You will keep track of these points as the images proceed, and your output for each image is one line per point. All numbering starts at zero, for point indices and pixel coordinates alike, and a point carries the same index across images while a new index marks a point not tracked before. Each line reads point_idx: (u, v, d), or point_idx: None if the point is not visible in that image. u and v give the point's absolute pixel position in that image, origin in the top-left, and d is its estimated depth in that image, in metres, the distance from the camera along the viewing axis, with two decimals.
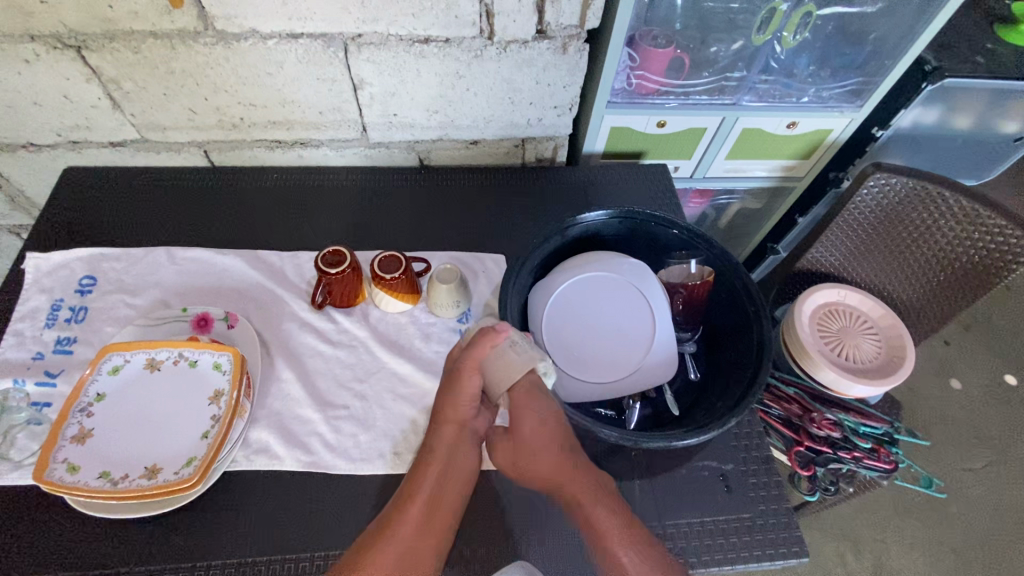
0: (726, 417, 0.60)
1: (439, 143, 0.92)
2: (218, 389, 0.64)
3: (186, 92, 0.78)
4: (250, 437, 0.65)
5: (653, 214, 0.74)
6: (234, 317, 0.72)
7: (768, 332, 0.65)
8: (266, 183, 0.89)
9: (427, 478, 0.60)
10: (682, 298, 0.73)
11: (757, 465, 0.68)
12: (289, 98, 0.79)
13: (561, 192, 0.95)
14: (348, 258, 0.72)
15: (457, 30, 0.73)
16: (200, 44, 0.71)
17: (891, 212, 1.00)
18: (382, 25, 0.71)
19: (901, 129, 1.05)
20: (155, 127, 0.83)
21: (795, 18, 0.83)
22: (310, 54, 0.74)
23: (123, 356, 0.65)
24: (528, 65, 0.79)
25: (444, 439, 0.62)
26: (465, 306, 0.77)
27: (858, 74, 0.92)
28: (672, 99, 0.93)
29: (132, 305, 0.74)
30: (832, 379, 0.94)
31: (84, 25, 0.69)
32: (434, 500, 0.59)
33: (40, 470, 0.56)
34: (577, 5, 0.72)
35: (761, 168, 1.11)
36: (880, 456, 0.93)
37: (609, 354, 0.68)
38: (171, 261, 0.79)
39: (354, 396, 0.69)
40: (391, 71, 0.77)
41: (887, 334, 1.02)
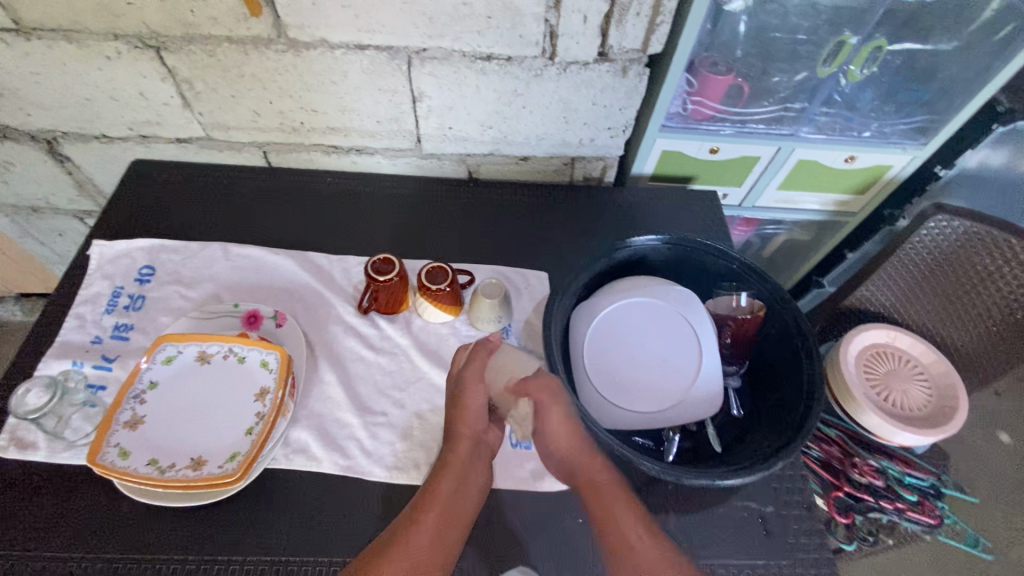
0: (773, 460, 0.59)
1: (490, 157, 0.93)
2: (265, 387, 0.66)
3: (253, 95, 0.80)
4: (291, 436, 0.66)
5: (703, 242, 0.73)
6: (283, 316, 0.74)
7: (818, 373, 0.63)
8: (320, 187, 0.92)
9: (441, 490, 0.60)
10: (730, 332, 0.72)
11: (799, 510, 0.66)
12: (350, 106, 0.82)
13: (608, 213, 0.94)
14: (397, 267, 0.73)
15: (520, 49, 0.74)
16: (272, 51, 0.74)
17: (952, 255, 0.96)
18: (447, 41, 0.73)
19: (964, 170, 1.01)
20: (221, 127, 0.86)
21: (864, 52, 0.82)
22: (374, 65, 0.75)
23: (176, 347, 0.67)
24: (586, 86, 0.79)
25: (462, 444, 0.64)
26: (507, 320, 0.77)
27: (924, 112, 0.90)
28: (727, 126, 0.92)
29: (187, 297, 0.77)
30: (876, 424, 0.91)
31: (166, 28, 0.72)
32: (452, 502, 0.60)
33: (94, 453, 0.58)
34: (641, 30, 0.72)
35: (813, 200, 1.08)
36: (924, 509, 0.90)
37: (652, 384, 0.67)
38: (225, 257, 0.81)
39: (393, 403, 0.70)
40: (450, 86, 0.78)
41: (938, 381, 0.98)
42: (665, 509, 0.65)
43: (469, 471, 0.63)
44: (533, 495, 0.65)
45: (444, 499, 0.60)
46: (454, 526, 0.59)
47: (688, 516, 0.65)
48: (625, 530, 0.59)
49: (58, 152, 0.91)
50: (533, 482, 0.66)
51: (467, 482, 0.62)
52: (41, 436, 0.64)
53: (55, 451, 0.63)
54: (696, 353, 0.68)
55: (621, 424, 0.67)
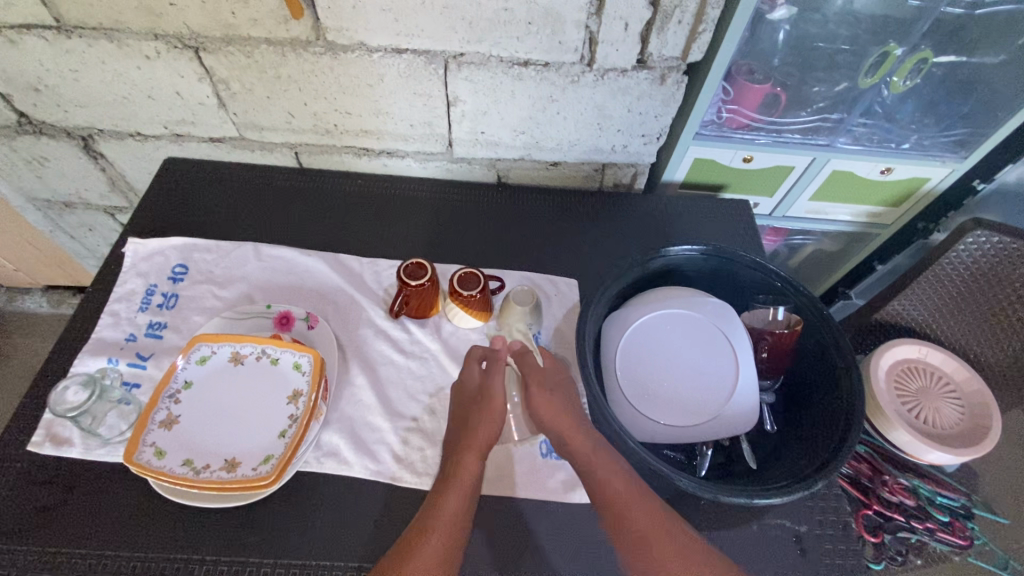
0: (813, 480, 0.58)
1: (520, 162, 0.92)
2: (298, 390, 0.66)
3: (288, 97, 0.80)
4: (322, 439, 0.66)
5: (740, 254, 0.72)
6: (315, 318, 0.74)
7: (859, 391, 0.62)
8: (350, 189, 0.92)
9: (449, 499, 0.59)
10: (767, 346, 0.70)
11: (834, 529, 0.65)
12: (384, 109, 0.81)
13: (639, 221, 0.93)
14: (429, 272, 0.73)
15: (558, 55, 0.73)
16: (310, 53, 0.74)
17: (991, 272, 0.93)
18: (485, 46, 0.72)
19: (1003, 185, 0.99)
20: (254, 127, 0.86)
21: (908, 64, 0.81)
22: (411, 69, 0.75)
23: (210, 347, 0.68)
24: (623, 93, 0.78)
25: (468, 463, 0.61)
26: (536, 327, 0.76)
27: (965, 125, 0.88)
28: (762, 135, 0.90)
29: (219, 296, 0.77)
30: (904, 441, 0.91)
31: (206, 28, 0.72)
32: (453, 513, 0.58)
33: (131, 452, 0.59)
34: (682, 38, 0.71)
35: (845, 212, 1.07)
36: (954, 530, 0.89)
37: (687, 397, 0.66)
38: (257, 257, 0.81)
39: (423, 409, 0.70)
40: (486, 92, 0.78)
41: (970, 399, 0.96)
42: (697, 524, 0.64)
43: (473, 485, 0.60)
44: (563, 506, 0.65)
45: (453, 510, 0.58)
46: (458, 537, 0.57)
47: (721, 533, 0.64)
48: (636, 518, 0.58)
49: (93, 148, 0.92)
50: (564, 492, 0.65)
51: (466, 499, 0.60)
52: (77, 433, 0.64)
53: (90, 448, 0.63)
54: (732, 366, 0.67)
55: (654, 438, 0.66)
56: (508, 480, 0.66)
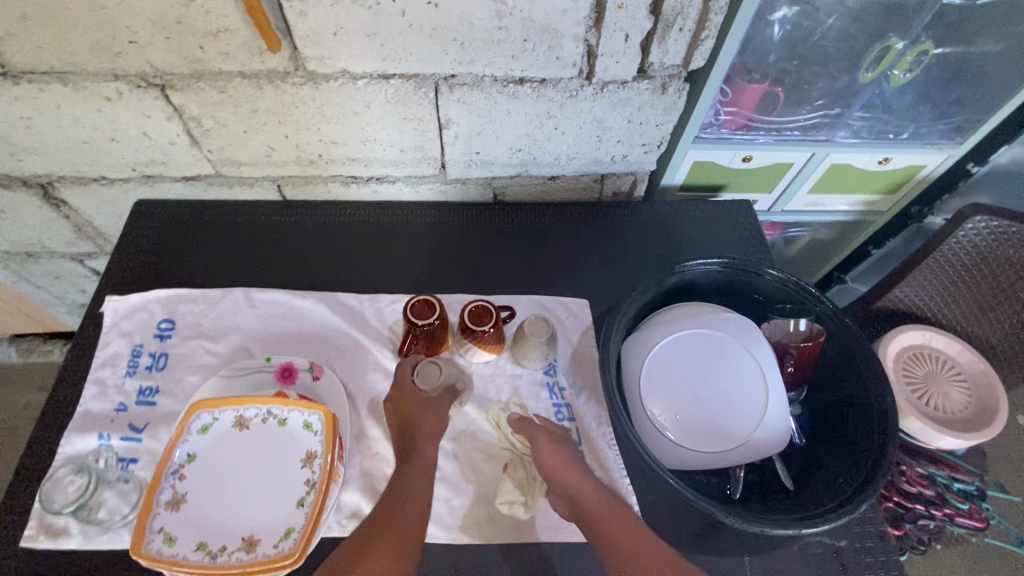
0: (855, 502, 0.57)
1: (516, 179, 0.88)
2: (311, 451, 0.62)
3: (267, 130, 0.75)
4: (342, 500, 0.63)
5: (756, 265, 0.70)
6: (319, 368, 0.70)
7: (893, 404, 0.61)
8: (340, 220, 0.87)
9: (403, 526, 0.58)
10: (792, 360, 0.68)
11: (873, 541, 0.64)
12: (371, 136, 0.76)
13: (642, 231, 0.91)
14: (438, 308, 0.69)
15: (556, 70, 0.69)
16: (289, 84, 0.68)
17: (990, 253, 0.93)
18: (478, 66, 0.68)
19: (997, 166, 0.99)
20: (231, 163, 0.80)
21: (908, 56, 0.79)
22: (399, 94, 0.70)
23: (211, 414, 0.63)
24: (623, 104, 0.75)
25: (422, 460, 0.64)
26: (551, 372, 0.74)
27: (962, 111, 0.87)
28: (761, 135, 0.88)
29: (213, 352, 0.72)
30: (917, 428, 0.91)
31: (172, 65, 0.66)
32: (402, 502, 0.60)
33: (138, 543, 0.54)
34: (683, 45, 0.68)
35: (842, 202, 1.06)
36: (972, 512, 0.90)
37: (719, 422, 0.64)
38: (248, 304, 0.76)
39: (444, 455, 0.66)
40: (480, 112, 0.74)
41: (977, 381, 0.98)
42: (737, 550, 0.63)
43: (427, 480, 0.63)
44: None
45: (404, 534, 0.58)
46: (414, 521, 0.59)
47: (762, 557, 0.63)
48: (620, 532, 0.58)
49: (54, 196, 0.85)
50: None
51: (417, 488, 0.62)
52: (74, 521, 0.59)
53: (90, 536, 0.58)
54: (760, 386, 0.65)
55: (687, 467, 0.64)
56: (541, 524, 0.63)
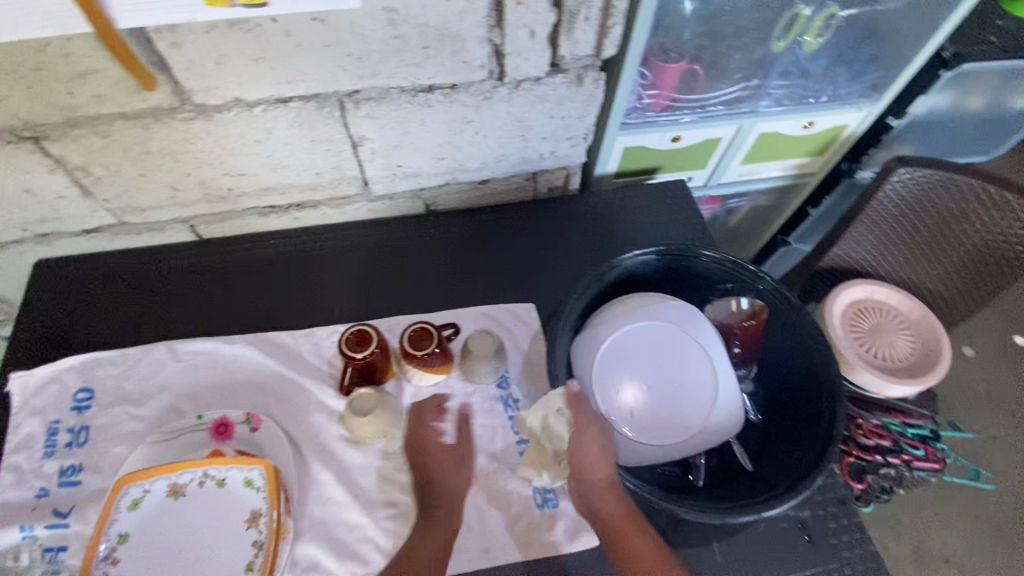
0: (810, 477, 0.57)
1: (446, 187, 0.85)
2: (255, 510, 0.58)
3: (166, 171, 0.69)
4: (297, 554, 0.59)
5: (693, 249, 0.70)
6: (257, 418, 0.66)
7: (837, 372, 0.61)
8: (266, 253, 0.82)
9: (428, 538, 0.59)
10: (739, 342, 0.69)
11: (837, 508, 0.65)
12: (282, 163, 0.72)
13: (582, 223, 0.89)
14: (375, 337, 0.66)
15: (465, 74, 0.66)
16: (178, 120, 0.63)
17: (917, 204, 0.96)
18: (381, 79, 0.64)
19: (916, 117, 1.01)
20: (134, 210, 0.75)
21: (817, 22, 0.79)
22: (302, 117, 0.66)
23: (141, 487, 0.58)
24: (541, 101, 0.72)
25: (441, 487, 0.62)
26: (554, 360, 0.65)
27: (876, 68, 0.88)
28: (686, 114, 0.88)
29: (139, 417, 0.67)
30: (870, 381, 0.94)
31: (42, 115, 0.59)
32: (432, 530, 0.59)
33: None
34: (592, 35, 0.65)
35: (775, 168, 1.07)
36: (928, 455, 0.92)
37: (673, 412, 0.63)
38: (174, 358, 0.71)
39: (401, 490, 0.64)
40: (394, 125, 0.70)
41: (920, 327, 1.01)
42: (706, 539, 0.63)
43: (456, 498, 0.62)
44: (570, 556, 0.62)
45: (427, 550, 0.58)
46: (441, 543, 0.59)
47: (731, 542, 0.63)
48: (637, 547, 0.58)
49: None
50: (568, 542, 0.62)
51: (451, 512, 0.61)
52: None
53: None
54: (710, 369, 0.64)
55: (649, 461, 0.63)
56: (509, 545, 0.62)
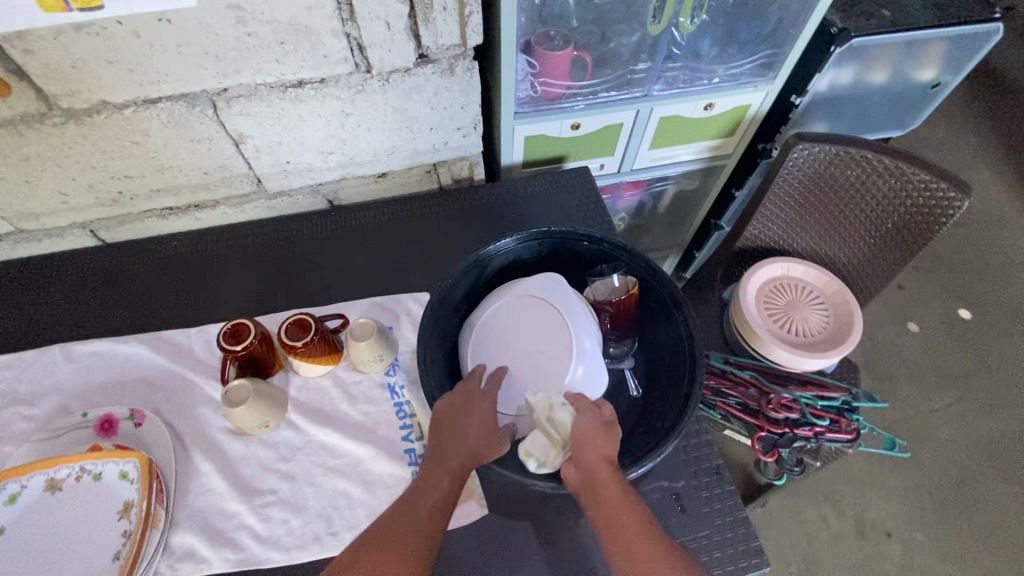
0: (666, 442, 0.59)
1: (345, 182, 0.87)
2: (129, 501, 0.60)
3: (49, 176, 0.71)
4: (173, 543, 0.61)
5: (569, 231, 0.71)
6: (141, 413, 0.67)
7: (698, 343, 0.63)
8: (166, 254, 0.83)
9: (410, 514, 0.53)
10: (609, 316, 0.70)
11: (709, 477, 0.66)
12: (167, 164, 0.74)
13: (484, 212, 0.90)
14: (252, 331, 0.67)
15: (330, 68, 0.67)
16: (49, 125, 0.65)
17: (821, 176, 0.97)
18: (246, 76, 0.65)
19: (818, 95, 1.03)
20: (28, 217, 0.76)
21: (688, 2, 0.79)
22: (175, 117, 0.68)
23: (18, 482, 0.60)
24: (418, 92, 0.74)
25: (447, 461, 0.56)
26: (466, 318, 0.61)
27: (765, 47, 0.90)
28: (579, 101, 0.89)
29: (28, 417, 0.68)
30: (785, 358, 0.94)
31: None
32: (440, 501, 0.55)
33: None
34: (453, 24, 0.67)
35: (688, 152, 1.08)
36: (841, 427, 0.93)
37: (540, 383, 0.63)
38: (67, 359, 0.73)
39: (281, 477, 0.65)
40: (271, 121, 0.72)
41: (834, 302, 1.02)
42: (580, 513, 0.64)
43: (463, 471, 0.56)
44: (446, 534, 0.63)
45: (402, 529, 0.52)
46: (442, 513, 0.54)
47: None
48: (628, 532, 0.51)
49: None
50: None
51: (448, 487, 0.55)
52: None
53: None
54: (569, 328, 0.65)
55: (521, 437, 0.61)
56: None
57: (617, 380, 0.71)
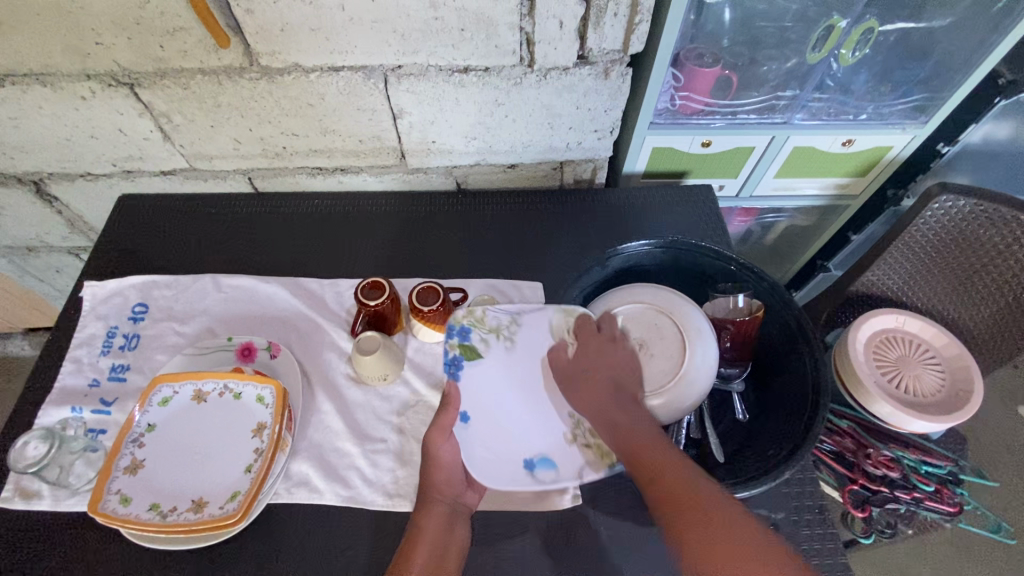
0: (779, 469, 0.58)
1: (477, 167, 0.91)
2: (262, 423, 0.65)
3: (232, 124, 0.79)
4: (292, 469, 0.66)
5: (698, 244, 0.72)
6: (277, 346, 0.73)
7: (825, 375, 0.62)
8: (308, 209, 0.91)
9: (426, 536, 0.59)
10: (730, 335, 0.69)
11: (811, 515, 0.65)
12: (330, 128, 0.80)
13: (604, 215, 0.92)
14: (388, 289, 0.72)
15: (497, 59, 0.72)
16: (246, 79, 0.72)
17: (960, 233, 0.90)
18: (422, 56, 0.71)
19: (970, 145, 0.98)
20: (203, 157, 0.86)
21: (854, 35, 0.79)
22: (350, 86, 0.74)
23: (171, 388, 0.67)
24: (568, 91, 0.77)
25: (431, 517, 0.60)
26: (479, 329, 0.70)
27: (922, 90, 0.87)
28: (717, 119, 0.89)
29: (181, 332, 0.76)
30: (887, 412, 0.87)
31: (137, 64, 0.71)
32: (438, 549, 0.59)
33: (95, 502, 0.58)
34: (620, 30, 0.70)
35: (814, 186, 1.06)
36: (942, 497, 0.87)
37: (643, 381, 0.64)
38: (217, 288, 0.81)
39: (392, 430, 0.69)
40: (430, 101, 0.77)
41: (951, 366, 0.94)
42: None
43: (450, 517, 0.61)
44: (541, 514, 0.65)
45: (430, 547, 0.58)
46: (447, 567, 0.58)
47: None
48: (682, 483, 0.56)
49: (45, 192, 0.92)
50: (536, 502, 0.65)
51: (445, 547, 0.59)
52: (44, 485, 0.64)
53: (59, 499, 0.63)
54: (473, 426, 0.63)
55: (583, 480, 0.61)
56: (480, 494, 0.65)
57: (722, 402, 0.71)
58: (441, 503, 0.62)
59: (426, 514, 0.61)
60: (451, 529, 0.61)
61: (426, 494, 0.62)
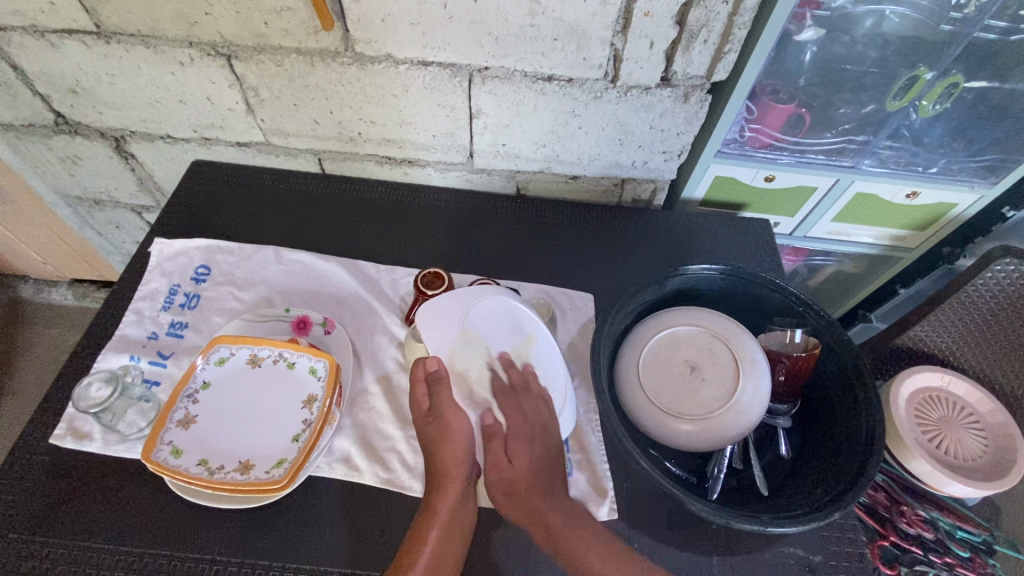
0: (829, 509, 0.57)
1: (540, 175, 0.93)
2: (312, 394, 0.67)
3: (314, 105, 0.82)
4: (334, 445, 0.67)
5: (759, 275, 0.72)
6: (332, 323, 0.75)
7: (880, 420, 0.61)
8: (370, 195, 0.93)
9: (442, 511, 0.60)
10: (785, 369, 0.70)
11: (849, 561, 0.64)
12: (407, 119, 0.83)
13: (660, 236, 0.92)
14: (446, 281, 0.74)
15: (582, 71, 0.74)
16: (338, 63, 0.75)
17: (1019, 301, 0.87)
18: (510, 61, 0.73)
19: None
20: (280, 133, 0.88)
21: (938, 87, 0.80)
22: (436, 81, 0.76)
23: (229, 349, 0.68)
24: (646, 110, 0.78)
25: (446, 497, 0.60)
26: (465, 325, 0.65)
27: (994, 151, 0.87)
28: (784, 155, 0.89)
29: (240, 299, 0.78)
30: (926, 473, 0.84)
31: (239, 37, 0.74)
32: (454, 526, 0.59)
33: (149, 450, 0.60)
34: (707, 57, 0.72)
35: (869, 234, 1.06)
36: (975, 566, 0.84)
37: (691, 404, 0.63)
38: (278, 261, 0.83)
39: None
40: (509, 105, 0.79)
41: (994, 431, 0.88)
42: (708, 549, 0.64)
43: (463, 497, 0.61)
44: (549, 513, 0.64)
45: (445, 517, 0.59)
46: (460, 547, 0.59)
47: (733, 559, 0.63)
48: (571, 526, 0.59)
49: (124, 149, 0.95)
50: None
51: (459, 531, 0.60)
52: (96, 428, 0.66)
53: (109, 443, 0.65)
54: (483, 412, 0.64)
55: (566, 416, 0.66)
56: None
57: (767, 435, 0.71)
58: (461, 482, 0.61)
59: (441, 493, 0.61)
60: (465, 510, 0.61)
61: (444, 480, 0.61)
